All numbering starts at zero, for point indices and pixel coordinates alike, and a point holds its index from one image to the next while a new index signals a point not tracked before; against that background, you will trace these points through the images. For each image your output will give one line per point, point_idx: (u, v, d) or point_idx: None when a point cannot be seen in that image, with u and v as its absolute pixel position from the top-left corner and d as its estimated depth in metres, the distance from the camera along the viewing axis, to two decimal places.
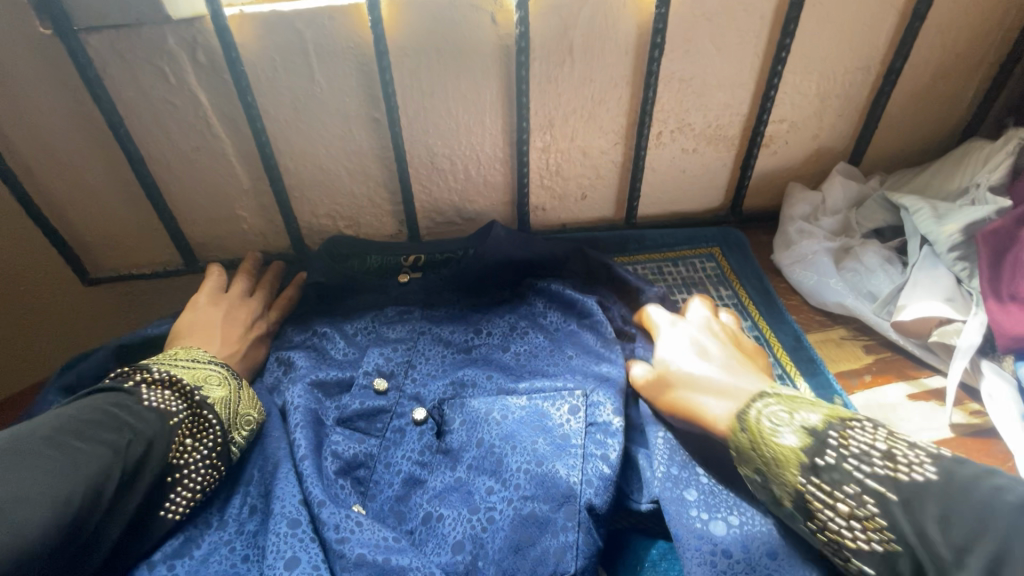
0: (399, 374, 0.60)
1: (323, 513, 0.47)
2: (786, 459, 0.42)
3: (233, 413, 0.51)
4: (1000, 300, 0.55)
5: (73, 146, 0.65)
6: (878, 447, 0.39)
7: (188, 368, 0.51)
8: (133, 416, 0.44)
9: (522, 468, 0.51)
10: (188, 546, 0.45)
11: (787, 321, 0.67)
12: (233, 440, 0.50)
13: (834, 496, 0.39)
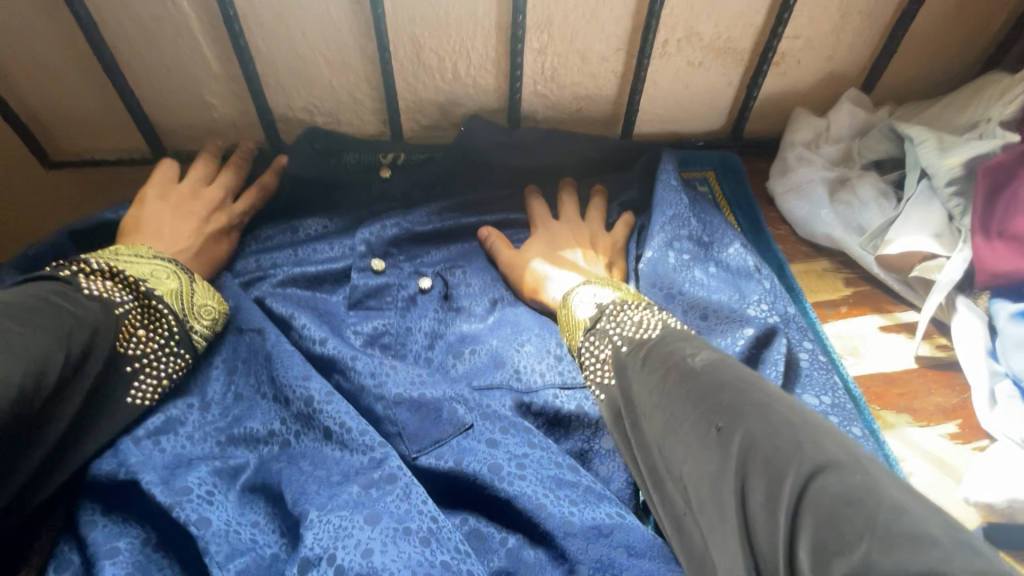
0: (393, 255, 0.62)
1: (356, 363, 0.48)
2: (576, 326, 0.48)
3: (187, 304, 0.49)
4: (988, 237, 0.52)
5: (16, 6, 0.58)
6: (642, 319, 0.44)
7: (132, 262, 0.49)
8: (73, 305, 0.42)
9: (532, 329, 0.53)
10: (171, 426, 0.45)
11: (772, 250, 0.65)
12: (192, 330, 0.49)
13: (597, 349, 0.44)
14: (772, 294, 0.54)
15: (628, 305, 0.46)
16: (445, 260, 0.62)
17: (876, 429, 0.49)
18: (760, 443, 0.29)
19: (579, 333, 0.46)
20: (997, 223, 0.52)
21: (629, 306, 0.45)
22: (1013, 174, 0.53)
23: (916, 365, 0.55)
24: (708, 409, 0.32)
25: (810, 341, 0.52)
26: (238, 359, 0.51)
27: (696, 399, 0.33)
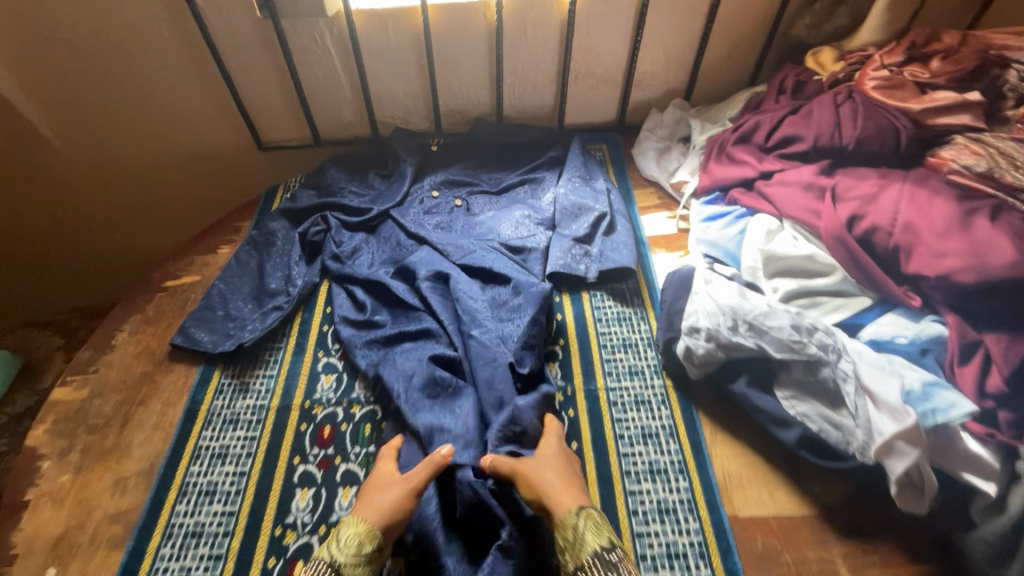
0: (445, 188, 1.29)
1: (428, 234, 1.15)
2: None
3: (359, 544, 0.70)
4: (706, 172, 1.14)
5: (266, 75, 1.25)
6: None
7: (340, 546, 0.70)
8: None
9: (507, 220, 1.19)
10: (354, 257, 1.12)
11: (626, 182, 1.32)
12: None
13: None
14: (612, 201, 1.22)
15: None
16: (468, 189, 1.29)
17: (645, 252, 1.15)
18: None
19: None
20: (709, 166, 1.13)
21: None
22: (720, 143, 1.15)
23: (677, 232, 1.19)
24: None
25: (625, 220, 1.19)
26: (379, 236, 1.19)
27: None
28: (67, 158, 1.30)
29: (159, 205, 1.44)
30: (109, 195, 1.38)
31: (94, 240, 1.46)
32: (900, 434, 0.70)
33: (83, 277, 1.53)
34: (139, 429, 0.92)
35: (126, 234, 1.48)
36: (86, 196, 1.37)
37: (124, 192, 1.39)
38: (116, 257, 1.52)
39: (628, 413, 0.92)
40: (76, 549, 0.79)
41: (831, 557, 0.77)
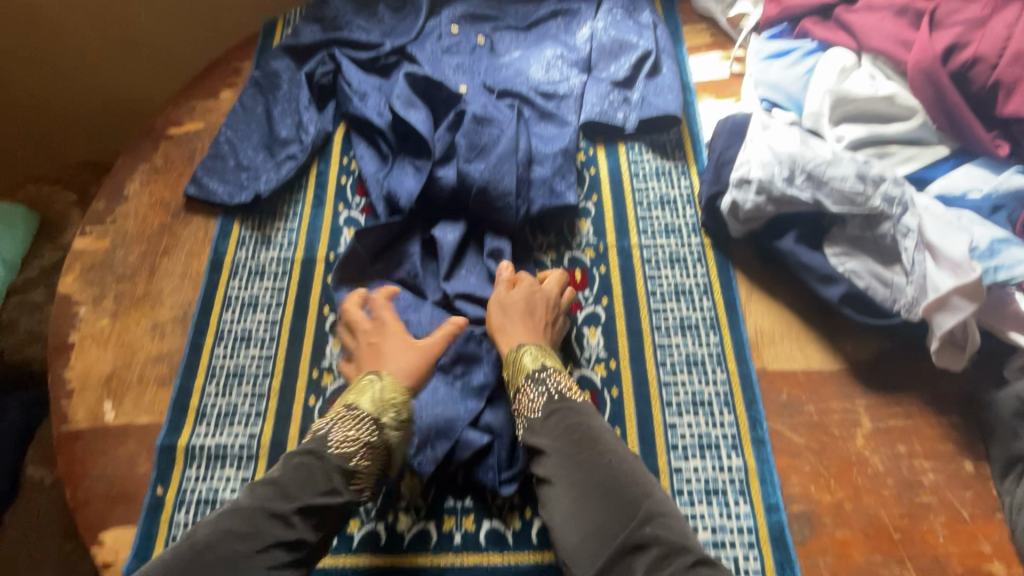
0: (464, 21, 1.11)
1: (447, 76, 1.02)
2: (523, 369, 0.74)
3: (382, 400, 0.72)
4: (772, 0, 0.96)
5: None
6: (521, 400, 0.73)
7: (358, 392, 0.73)
8: (327, 468, 0.65)
9: (537, 59, 1.04)
10: (362, 99, 1.00)
11: (674, 15, 1.13)
12: (388, 419, 0.72)
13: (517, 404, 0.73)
14: (658, 38, 1.06)
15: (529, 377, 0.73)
16: (491, 24, 1.11)
17: (692, 100, 1.03)
18: (619, 485, 0.61)
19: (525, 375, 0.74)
20: None
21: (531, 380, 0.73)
22: None
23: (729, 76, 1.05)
24: (618, 497, 0.60)
25: (672, 60, 1.04)
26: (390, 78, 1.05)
27: (603, 517, 0.59)
28: None
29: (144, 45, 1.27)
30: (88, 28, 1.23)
31: (78, 88, 1.31)
32: (958, 289, 0.67)
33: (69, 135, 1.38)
34: (167, 278, 0.91)
35: (112, 80, 1.32)
36: (63, 29, 1.22)
37: (101, 27, 1.23)
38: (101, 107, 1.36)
39: (661, 270, 0.89)
40: (128, 386, 0.83)
41: (853, 408, 0.79)
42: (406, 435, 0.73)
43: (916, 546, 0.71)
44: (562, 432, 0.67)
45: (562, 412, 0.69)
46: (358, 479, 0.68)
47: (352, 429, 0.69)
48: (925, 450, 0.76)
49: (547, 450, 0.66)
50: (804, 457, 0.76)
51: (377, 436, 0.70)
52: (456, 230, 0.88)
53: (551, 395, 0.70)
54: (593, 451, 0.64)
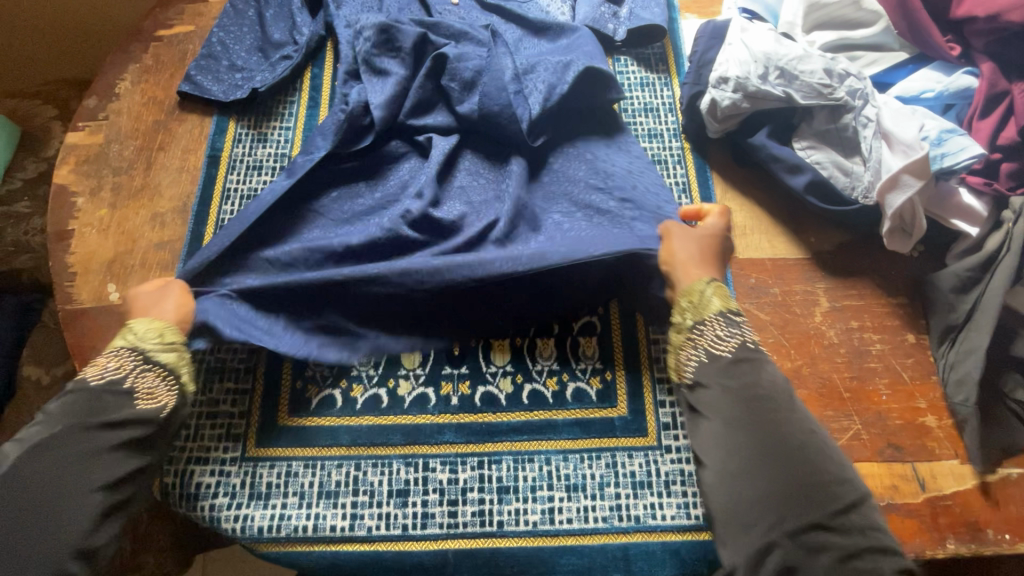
0: None
1: None
2: (706, 308, 0.70)
3: (146, 333, 0.68)
4: None
5: None
6: (700, 337, 0.69)
7: (145, 331, 0.69)
8: (115, 403, 0.64)
9: None
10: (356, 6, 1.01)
11: None
12: (155, 348, 0.68)
13: (686, 340, 0.70)
14: None
15: (727, 317, 0.70)
16: None
17: (675, 17, 1.07)
18: (827, 470, 0.59)
19: (712, 312, 0.70)
20: None
21: (717, 319, 0.69)
22: None
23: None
24: (812, 481, 0.58)
25: None
26: None
27: (792, 494, 0.58)
28: None
29: None
30: None
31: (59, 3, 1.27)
32: (907, 168, 0.75)
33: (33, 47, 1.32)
34: (164, 171, 0.93)
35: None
36: None
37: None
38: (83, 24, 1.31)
39: None
40: (132, 270, 0.86)
41: (814, 290, 0.87)
42: (175, 356, 0.69)
43: (863, 402, 0.81)
44: (747, 385, 0.65)
45: (754, 365, 0.66)
46: (144, 397, 0.65)
47: (108, 363, 0.66)
48: (875, 324, 0.85)
49: (726, 398, 0.64)
50: (768, 331, 0.84)
51: (148, 365, 0.67)
52: (452, 134, 0.91)
53: (745, 343, 0.67)
54: (782, 414, 0.63)
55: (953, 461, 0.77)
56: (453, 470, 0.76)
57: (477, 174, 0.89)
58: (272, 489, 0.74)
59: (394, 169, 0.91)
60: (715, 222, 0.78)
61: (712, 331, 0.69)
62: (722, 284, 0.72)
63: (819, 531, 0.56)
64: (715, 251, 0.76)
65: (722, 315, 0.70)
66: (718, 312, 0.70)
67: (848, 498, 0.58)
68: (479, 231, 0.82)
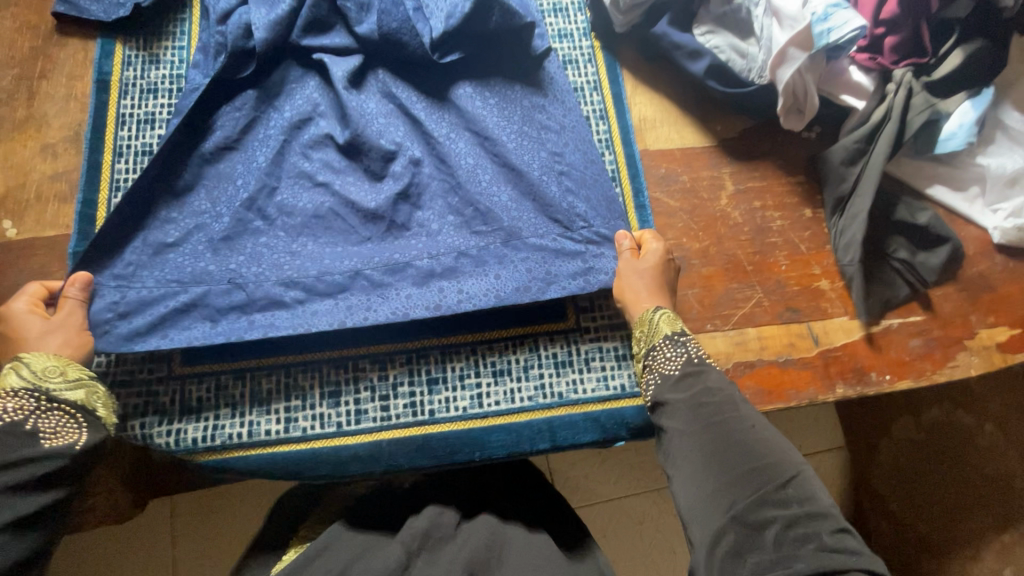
0: None
1: None
2: (656, 332, 0.76)
3: (44, 373, 0.67)
4: None
5: None
6: (653, 364, 0.75)
7: (44, 372, 0.67)
8: (11, 441, 0.61)
9: None
10: None
11: None
12: (54, 387, 0.66)
13: (644, 366, 0.76)
14: None
15: (675, 338, 0.74)
16: None
17: None
18: (765, 452, 0.61)
19: (662, 335, 0.75)
20: None
21: (671, 340, 0.74)
22: None
23: None
24: (753, 464, 0.60)
25: None
26: None
27: (734, 480, 0.59)
28: None
29: None
30: None
31: None
32: (792, 40, 0.78)
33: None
34: (50, 100, 0.87)
35: None
36: None
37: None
38: None
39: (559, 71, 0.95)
40: (27, 205, 0.82)
41: (719, 175, 0.91)
42: (84, 393, 0.68)
43: (764, 273, 0.87)
44: (695, 394, 0.68)
45: (698, 377, 0.70)
46: (52, 434, 0.63)
47: (8, 404, 0.63)
48: (775, 203, 0.90)
49: (681, 409, 0.68)
50: (678, 217, 0.89)
51: (54, 405, 0.65)
52: (354, 58, 0.89)
53: (689, 358, 0.72)
54: (726, 414, 0.65)
55: (844, 317, 0.85)
56: (382, 368, 0.78)
57: (391, 90, 0.90)
58: (203, 403, 0.76)
59: (296, 89, 0.89)
60: (655, 248, 0.81)
61: (663, 353, 0.74)
62: (665, 309, 0.76)
63: (765, 506, 0.57)
64: (663, 281, 0.79)
65: (668, 336, 0.75)
66: (668, 333, 0.75)
67: (783, 471, 0.59)
68: (405, 173, 0.86)
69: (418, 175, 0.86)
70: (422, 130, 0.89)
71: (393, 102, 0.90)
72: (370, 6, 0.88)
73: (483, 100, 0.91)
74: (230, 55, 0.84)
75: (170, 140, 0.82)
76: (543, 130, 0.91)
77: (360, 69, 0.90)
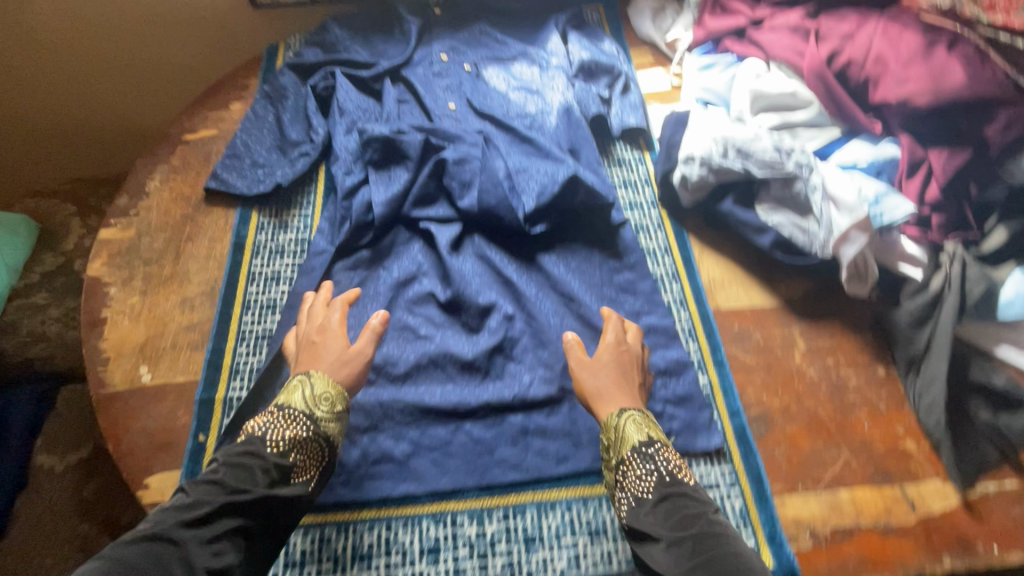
0: (457, 51, 1.29)
1: (427, 101, 1.20)
2: (627, 442, 0.78)
3: (315, 398, 0.79)
4: (701, 28, 1.20)
5: None
6: (626, 475, 0.76)
7: (314, 395, 0.79)
8: (272, 464, 0.72)
9: (513, 84, 1.25)
10: (363, 113, 1.15)
11: (622, 38, 1.35)
12: (320, 417, 0.79)
13: (618, 474, 0.77)
14: (622, 61, 1.28)
15: (662, 450, 0.77)
16: (480, 49, 1.30)
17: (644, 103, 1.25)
18: (747, 560, 0.63)
19: (632, 445, 0.77)
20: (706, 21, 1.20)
21: (636, 459, 0.76)
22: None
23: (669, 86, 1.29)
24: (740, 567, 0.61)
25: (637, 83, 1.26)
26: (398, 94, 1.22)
27: None
28: (64, 20, 1.24)
29: (162, 75, 1.38)
30: (112, 61, 1.33)
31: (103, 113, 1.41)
32: (854, 224, 0.88)
33: (71, 146, 1.44)
34: (192, 259, 1.01)
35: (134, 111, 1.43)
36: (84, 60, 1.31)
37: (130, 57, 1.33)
38: (125, 129, 1.46)
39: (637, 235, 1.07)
40: (163, 352, 0.91)
41: (790, 332, 0.97)
42: (337, 426, 0.80)
43: (848, 431, 0.89)
44: (675, 511, 0.70)
45: (670, 497, 0.72)
46: (300, 472, 0.75)
47: (284, 432, 0.75)
48: (849, 361, 0.95)
49: (659, 528, 0.69)
50: (755, 373, 0.93)
51: (314, 435, 0.77)
52: (454, 227, 1.03)
53: (661, 478, 0.74)
54: (701, 525, 0.67)
55: (936, 480, 0.85)
56: (480, 523, 0.80)
57: (486, 254, 1.02)
58: (306, 556, 0.77)
59: (404, 251, 1.02)
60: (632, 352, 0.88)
61: (636, 470, 0.76)
62: (633, 411, 0.80)
63: None
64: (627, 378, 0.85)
65: (641, 446, 0.77)
66: (639, 442, 0.77)
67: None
68: (502, 329, 0.93)
69: (511, 330, 0.94)
70: (513, 290, 0.98)
71: (487, 263, 1.01)
72: (470, 185, 1.04)
73: (567, 265, 1.02)
74: (353, 226, 0.99)
75: (299, 299, 0.94)
76: (622, 291, 1.01)
77: (458, 237, 1.03)
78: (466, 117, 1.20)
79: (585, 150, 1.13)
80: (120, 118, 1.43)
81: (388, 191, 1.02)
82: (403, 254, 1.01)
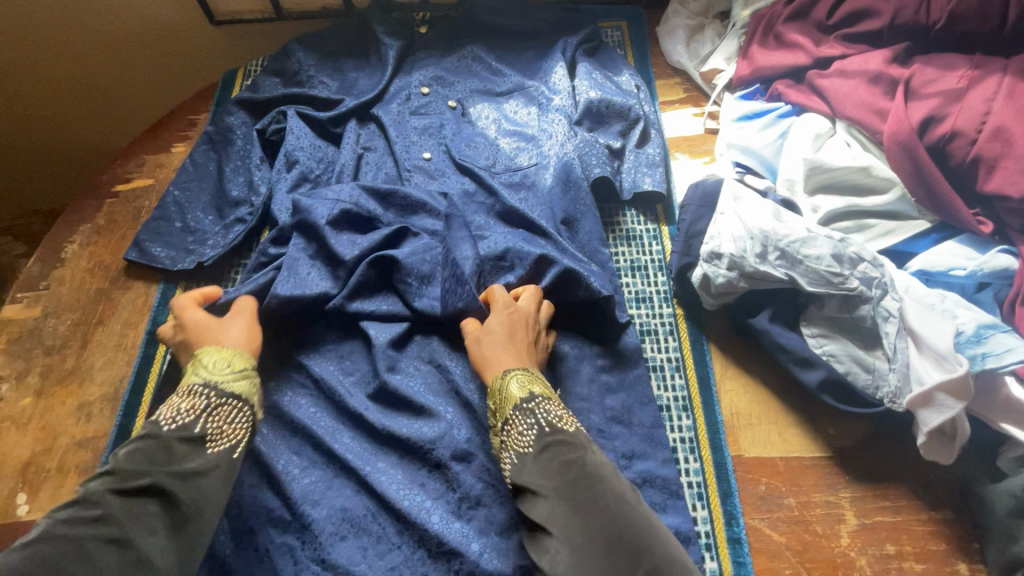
0: (440, 82, 1.05)
1: (399, 148, 0.97)
2: (510, 400, 0.67)
3: (216, 373, 0.66)
4: (747, 61, 0.93)
5: None
6: (516, 440, 0.64)
7: (215, 366, 0.66)
8: (182, 441, 0.59)
9: (506, 128, 0.99)
10: (317, 167, 0.95)
11: (647, 68, 1.09)
12: (224, 383, 0.65)
13: (507, 441, 0.65)
14: (642, 102, 1.01)
15: (546, 401, 0.66)
16: (470, 80, 1.06)
17: (668, 158, 0.99)
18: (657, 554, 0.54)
19: (517, 402, 0.66)
20: (754, 52, 0.93)
21: (522, 413, 0.65)
22: (771, 18, 0.93)
23: (703, 132, 1.02)
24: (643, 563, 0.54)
25: (660, 130, 1.00)
26: (362, 140, 0.99)
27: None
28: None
29: (112, 95, 1.23)
30: (53, 78, 1.18)
31: (49, 135, 1.27)
32: (943, 385, 0.63)
33: (2, 166, 1.29)
34: (100, 350, 0.85)
35: (81, 132, 1.28)
36: (24, 78, 1.16)
37: (68, 75, 1.18)
38: (73, 151, 1.30)
39: (645, 341, 0.83)
40: (46, 475, 0.76)
41: (837, 500, 0.72)
42: (247, 384, 0.66)
43: None
44: (564, 474, 0.59)
45: (567, 450, 0.61)
46: (221, 435, 0.62)
47: (182, 404, 0.62)
48: (916, 550, 0.69)
49: (558, 503, 0.58)
50: (784, 558, 0.69)
51: (222, 401, 0.64)
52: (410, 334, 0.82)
53: (541, 428, 0.63)
54: (604, 498, 0.57)
55: None
56: None
57: (444, 366, 0.80)
58: None
59: (344, 353, 0.83)
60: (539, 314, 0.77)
61: (520, 426, 0.64)
62: (518, 370, 0.69)
63: None
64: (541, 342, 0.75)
65: (527, 402, 0.66)
66: (525, 397, 0.66)
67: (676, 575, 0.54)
68: (453, 475, 0.73)
69: (463, 475, 0.73)
70: (473, 416, 0.77)
71: (444, 376, 0.80)
72: (431, 278, 0.83)
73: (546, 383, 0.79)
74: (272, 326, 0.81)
75: None
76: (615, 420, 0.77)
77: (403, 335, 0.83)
78: (448, 172, 0.96)
79: (585, 221, 0.90)
80: (61, 140, 1.28)
81: (323, 281, 0.83)
82: (340, 357, 0.82)
